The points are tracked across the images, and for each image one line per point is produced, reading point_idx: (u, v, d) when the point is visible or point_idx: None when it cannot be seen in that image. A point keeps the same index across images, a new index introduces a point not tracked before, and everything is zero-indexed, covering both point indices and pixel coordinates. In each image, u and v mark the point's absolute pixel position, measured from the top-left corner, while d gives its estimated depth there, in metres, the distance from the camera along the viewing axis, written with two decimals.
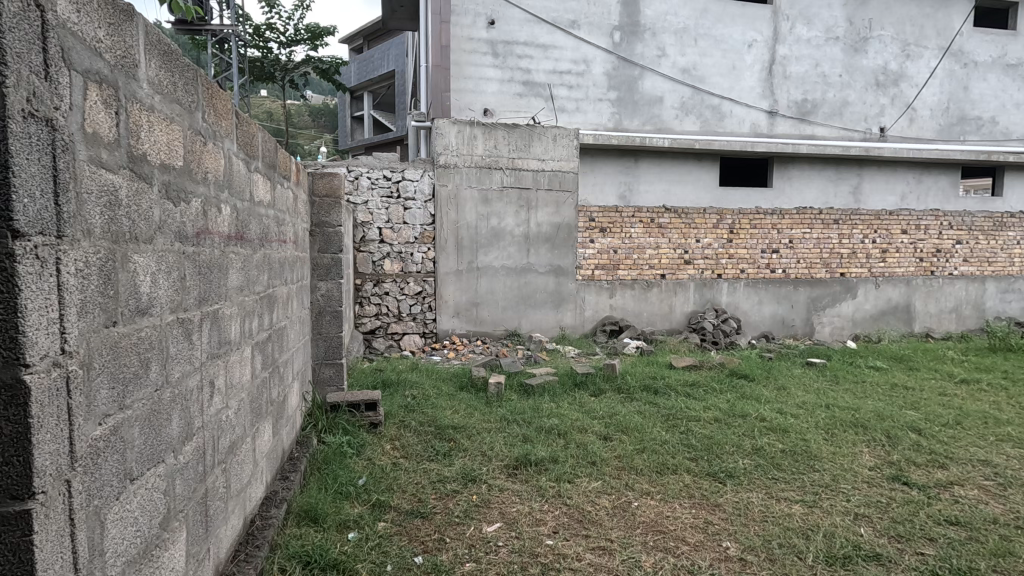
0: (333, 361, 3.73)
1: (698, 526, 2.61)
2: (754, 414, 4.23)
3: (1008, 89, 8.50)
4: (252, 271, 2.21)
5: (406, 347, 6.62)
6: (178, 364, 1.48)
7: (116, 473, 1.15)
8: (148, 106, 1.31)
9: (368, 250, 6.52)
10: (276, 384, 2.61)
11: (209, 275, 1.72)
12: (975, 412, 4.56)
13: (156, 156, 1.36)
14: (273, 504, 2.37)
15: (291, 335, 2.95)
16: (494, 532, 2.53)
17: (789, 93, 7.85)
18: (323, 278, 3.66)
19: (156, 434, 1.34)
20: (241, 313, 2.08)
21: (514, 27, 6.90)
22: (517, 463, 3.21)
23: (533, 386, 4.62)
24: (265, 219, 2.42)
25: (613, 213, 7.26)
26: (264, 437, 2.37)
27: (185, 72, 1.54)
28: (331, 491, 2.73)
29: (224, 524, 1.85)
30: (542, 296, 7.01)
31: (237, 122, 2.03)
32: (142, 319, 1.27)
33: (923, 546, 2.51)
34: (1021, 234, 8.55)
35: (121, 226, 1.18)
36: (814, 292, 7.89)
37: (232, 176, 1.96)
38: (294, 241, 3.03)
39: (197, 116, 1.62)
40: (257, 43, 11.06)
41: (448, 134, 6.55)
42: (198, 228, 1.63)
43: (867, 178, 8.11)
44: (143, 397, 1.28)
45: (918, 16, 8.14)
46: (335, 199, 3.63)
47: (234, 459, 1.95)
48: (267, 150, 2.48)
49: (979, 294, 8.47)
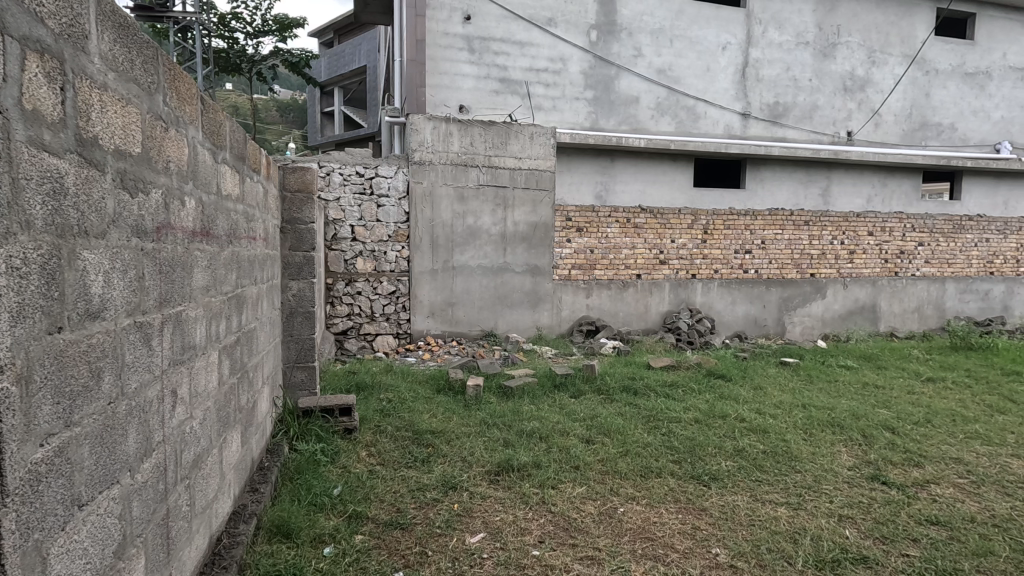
0: (306, 363, 3.54)
1: (687, 533, 2.56)
2: (733, 415, 4.21)
3: (966, 97, 8.79)
4: (219, 269, 2.06)
5: (379, 348, 6.45)
6: (135, 373, 1.33)
7: (62, 499, 1.01)
8: (100, 83, 1.17)
9: (339, 248, 6.32)
10: (245, 390, 2.45)
11: (172, 274, 1.57)
12: (943, 411, 4.66)
13: (110, 140, 1.21)
14: (241, 520, 2.21)
15: (260, 338, 2.78)
16: (478, 543, 2.42)
17: (762, 96, 7.96)
18: (295, 277, 3.49)
19: (109, 454, 1.20)
20: (208, 315, 1.92)
21: (490, 23, 6.79)
22: (499, 468, 3.12)
23: (512, 388, 4.53)
24: (233, 214, 2.25)
25: (589, 213, 7.22)
26: (231, 448, 2.20)
27: (144, 50, 1.39)
28: (305, 503, 2.59)
29: (189, 545, 1.71)
30: (519, 296, 6.92)
31: (203, 108, 1.87)
32: (93, 323, 1.13)
33: (907, 547, 2.51)
34: (978, 236, 8.85)
35: (68, 218, 1.04)
36: (786, 292, 8.03)
37: (197, 166, 1.81)
38: (263, 238, 2.86)
39: (158, 99, 1.47)
40: (222, 33, 10.61)
41: (423, 130, 6.39)
42: (158, 222, 1.47)
43: (836, 180, 8.25)
44: (95, 413, 1.13)
45: (884, 24, 8.36)
46: (308, 194, 3.46)
47: (199, 475, 1.80)
48: (236, 140, 2.33)
49: (940, 294, 8.73)
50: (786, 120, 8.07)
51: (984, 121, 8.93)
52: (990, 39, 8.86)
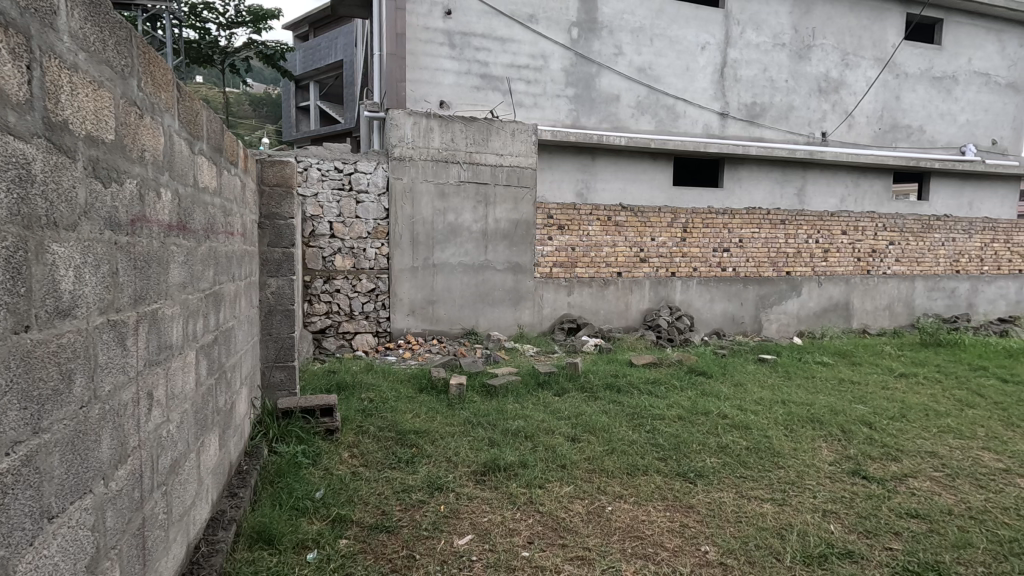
0: (285, 363, 3.43)
1: (676, 531, 2.55)
2: (716, 411, 4.24)
3: (934, 100, 9.03)
4: (196, 265, 1.97)
5: (359, 347, 6.33)
6: (109, 375, 1.25)
7: (29, 512, 0.94)
8: (70, 63, 1.09)
9: (317, 245, 6.18)
10: (222, 392, 2.35)
11: (147, 270, 1.49)
12: (916, 405, 4.76)
13: (81, 125, 1.12)
14: (220, 527, 2.12)
15: (238, 337, 2.68)
16: (466, 545, 2.37)
17: (739, 96, 8.05)
18: (274, 274, 3.38)
19: (82, 460, 1.12)
20: (185, 313, 1.84)
21: (471, 17, 6.72)
22: (485, 469, 3.07)
23: (496, 387, 4.48)
24: (210, 208, 2.16)
25: (571, 211, 7.16)
26: (209, 452, 2.11)
27: (117, 30, 1.31)
28: (286, 507, 2.51)
29: (165, 555, 1.62)
30: (500, 294, 6.87)
31: (179, 96, 1.78)
32: (63, 322, 1.05)
33: (890, 541, 2.54)
34: (945, 236, 9.05)
35: (35, 207, 0.96)
36: (763, 290, 8.13)
37: (174, 157, 1.72)
38: (241, 234, 2.75)
39: (132, 84, 1.39)
40: (193, 23, 10.30)
41: (403, 125, 6.29)
42: (133, 214, 1.39)
43: (810, 180, 8.43)
44: (65, 418, 1.06)
45: (856, 27, 8.53)
46: (287, 189, 3.36)
47: (176, 480, 1.71)
48: (213, 131, 2.23)
49: (910, 292, 8.95)
50: (763, 120, 8.19)
51: (951, 124, 9.20)
52: (957, 44, 9.11)
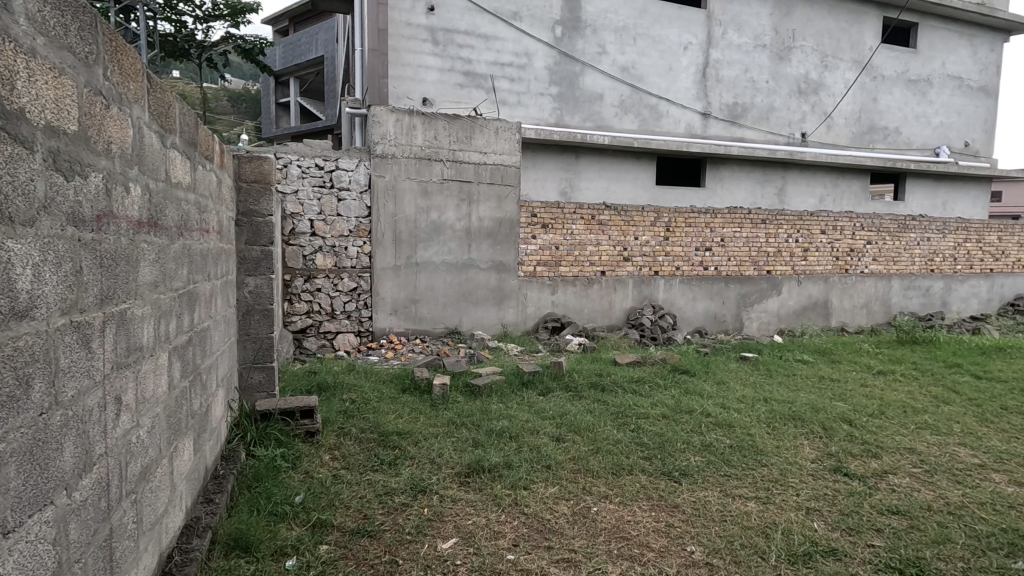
0: (263, 363, 3.35)
1: (661, 531, 2.54)
2: (699, 410, 4.25)
3: (909, 103, 9.21)
4: (169, 263, 1.89)
5: (340, 347, 6.23)
6: (73, 379, 1.18)
7: None
8: (28, 48, 1.02)
9: (298, 243, 6.07)
10: (197, 394, 2.27)
11: (115, 268, 1.42)
12: (894, 403, 4.83)
13: (39, 114, 1.06)
14: (194, 535, 2.06)
15: (214, 338, 2.59)
16: (451, 549, 2.33)
17: (721, 96, 8.12)
18: (252, 273, 3.28)
19: (41, 471, 1.05)
20: (157, 313, 1.77)
21: (454, 14, 6.64)
22: (469, 470, 3.03)
23: (479, 387, 4.42)
24: (183, 204, 2.07)
25: (554, 209, 7.10)
26: (183, 457, 2.04)
27: (80, 14, 1.24)
28: (264, 512, 2.44)
29: (135, 565, 1.55)
30: (483, 293, 6.83)
31: (149, 86, 1.71)
32: (19, 324, 0.98)
33: (872, 538, 2.56)
34: (921, 236, 9.17)
35: None
36: (744, 289, 8.20)
37: (143, 150, 1.64)
38: (217, 231, 2.67)
39: (97, 72, 1.32)
40: (168, 16, 10.05)
41: (385, 122, 6.18)
42: (98, 210, 1.32)
43: (790, 181, 8.58)
44: (23, 426, 0.99)
45: (835, 30, 8.64)
46: (265, 185, 3.28)
47: (147, 487, 1.64)
48: (187, 124, 2.15)
49: (886, 291, 9.10)
50: (744, 121, 8.28)
51: (925, 126, 9.39)
52: (931, 48, 9.29)
